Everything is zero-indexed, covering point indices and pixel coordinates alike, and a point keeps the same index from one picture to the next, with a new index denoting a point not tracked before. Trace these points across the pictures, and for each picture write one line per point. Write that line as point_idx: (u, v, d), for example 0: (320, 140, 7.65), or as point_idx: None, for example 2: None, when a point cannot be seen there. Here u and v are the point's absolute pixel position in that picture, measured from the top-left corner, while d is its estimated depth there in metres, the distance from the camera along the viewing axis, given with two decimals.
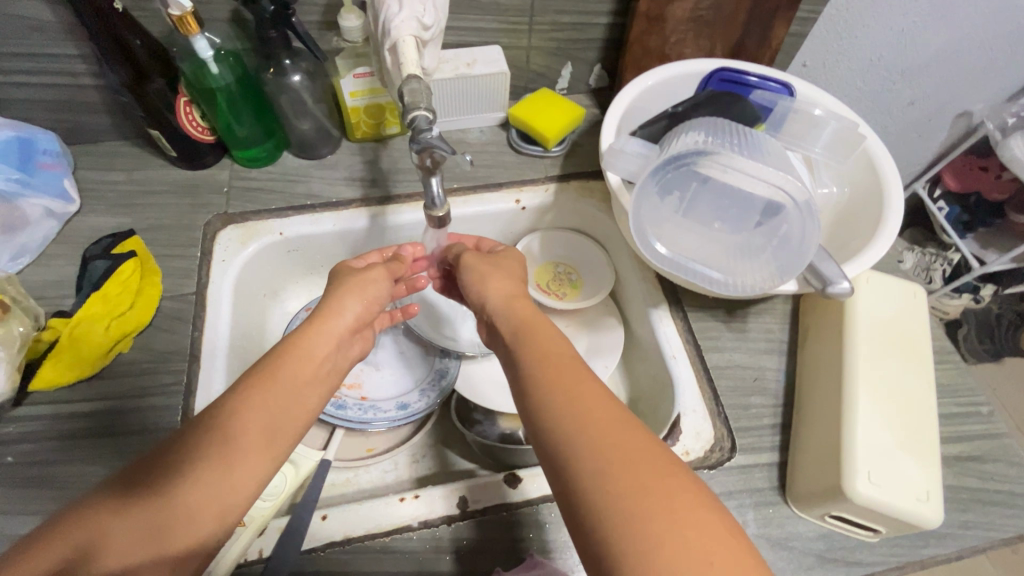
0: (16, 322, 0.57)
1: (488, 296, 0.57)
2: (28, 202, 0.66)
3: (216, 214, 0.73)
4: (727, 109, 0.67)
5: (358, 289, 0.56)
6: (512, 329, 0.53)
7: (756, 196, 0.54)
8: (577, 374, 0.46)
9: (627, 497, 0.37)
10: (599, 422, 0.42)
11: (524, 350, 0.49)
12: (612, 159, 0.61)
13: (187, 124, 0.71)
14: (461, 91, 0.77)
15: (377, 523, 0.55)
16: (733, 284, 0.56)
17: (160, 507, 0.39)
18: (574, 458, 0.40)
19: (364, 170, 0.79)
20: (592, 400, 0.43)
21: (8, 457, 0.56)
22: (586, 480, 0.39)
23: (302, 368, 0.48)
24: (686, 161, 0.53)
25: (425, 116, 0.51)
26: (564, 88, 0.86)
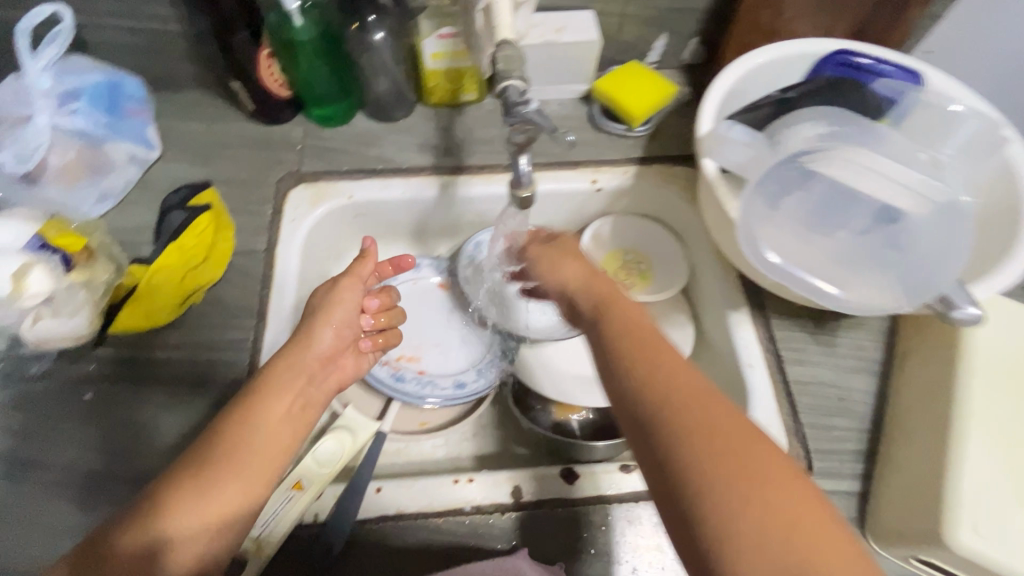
0: (102, 271, 0.59)
1: (567, 279, 0.54)
2: (113, 146, 0.67)
3: (288, 172, 0.73)
4: (846, 96, 0.60)
5: (329, 314, 0.57)
6: (592, 303, 0.50)
7: (864, 199, 0.52)
8: (659, 344, 0.43)
9: (719, 466, 0.35)
10: (687, 390, 0.39)
11: (609, 321, 0.47)
12: (716, 145, 0.55)
13: (266, 76, 0.70)
14: (546, 60, 0.72)
15: (431, 503, 0.55)
16: (855, 301, 0.50)
17: (184, 497, 0.43)
18: (659, 424, 0.38)
19: (437, 137, 0.76)
20: (673, 372, 0.40)
21: (89, 394, 0.59)
22: (674, 447, 0.36)
23: (272, 405, 0.50)
24: (808, 157, 0.53)
25: (518, 86, 0.48)
26: (655, 63, 0.79)
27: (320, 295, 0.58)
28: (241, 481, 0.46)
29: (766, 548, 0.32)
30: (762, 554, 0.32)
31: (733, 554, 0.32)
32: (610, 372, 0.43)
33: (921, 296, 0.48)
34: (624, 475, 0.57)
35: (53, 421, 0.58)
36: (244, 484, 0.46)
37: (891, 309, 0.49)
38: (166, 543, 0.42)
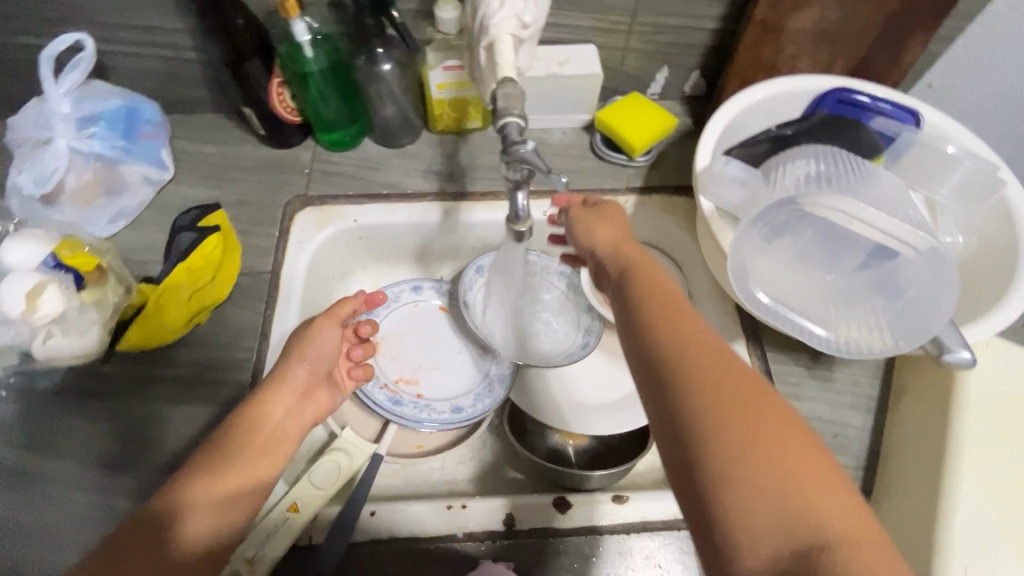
0: (111, 291, 0.60)
1: (597, 243, 0.55)
2: (129, 168, 0.70)
3: (296, 196, 0.75)
4: (842, 134, 0.61)
5: (302, 350, 0.59)
6: (618, 267, 0.51)
7: (857, 239, 0.51)
8: (678, 303, 0.44)
9: (726, 413, 0.36)
10: (699, 343, 0.40)
11: (633, 281, 0.48)
12: (711, 184, 0.58)
13: (276, 103, 0.72)
14: (550, 91, 0.74)
15: (424, 527, 0.56)
16: (844, 344, 0.51)
17: (206, 474, 0.49)
18: (669, 375, 0.39)
19: (442, 164, 0.78)
20: (688, 330, 0.42)
21: (93, 410, 0.60)
22: (683, 394, 0.37)
23: (256, 432, 0.53)
24: (799, 206, 0.51)
25: (517, 124, 0.50)
26: (657, 94, 0.81)
27: (297, 334, 0.61)
28: (247, 470, 0.51)
29: (766, 491, 0.33)
30: (762, 499, 0.33)
31: (727, 485, 0.33)
32: (627, 331, 0.44)
33: (913, 342, 0.49)
34: (616, 505, 0.57)
35: (61, 436, 0.59)
36: (256, 468, 0.51)
37: (883, 349, 0.50)
38: (188, 509, 0.46)
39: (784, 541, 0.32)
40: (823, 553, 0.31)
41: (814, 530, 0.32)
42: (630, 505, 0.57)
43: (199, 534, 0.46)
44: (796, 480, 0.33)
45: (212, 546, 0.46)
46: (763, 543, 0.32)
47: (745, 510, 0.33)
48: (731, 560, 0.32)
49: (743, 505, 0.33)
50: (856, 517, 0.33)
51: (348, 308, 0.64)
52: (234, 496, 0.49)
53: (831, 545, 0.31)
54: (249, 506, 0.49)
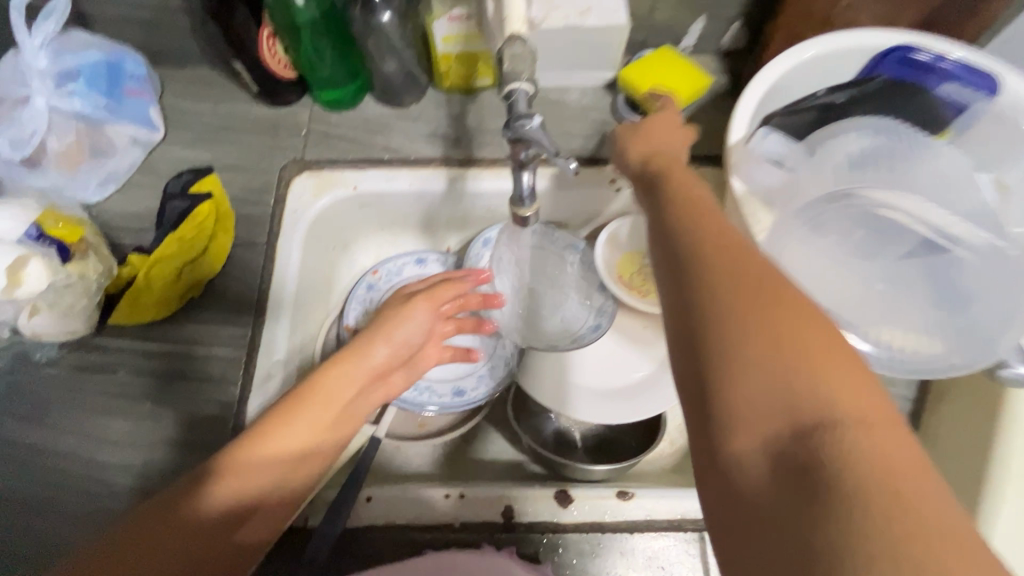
0: (93, 271, 0.57)
1: (631, 153, 0.48)
2: (114, 128, 0.65)
3: (292, 159, 0.70)
4: (900, 105, 0.57)
5: (390, 330, 0.59)
6: (649, 174, 0.45)
7: (900, 227, 0.49)
8: (700, 200, 0.40)
9: (733, 294, 0.33)
10: (718, 233, 0.36)
11: (664, 184, 0.43)
12: (748, 168, 0.52)
13: (269, 58, 0.66)
14: (568, 44, 0.66)
15: (420, 516, 0.54)
16: (892, 358, 0.47)
17: (252, 434, 0.48)
18: (681, 262, 0.36)
19: (448, 126, 0.72)
20: (710, 219, 0.37)
21: (87, 384, 0.59)
22: (691, 278, 0.34)
23: (329, 402, 0.52)
24: (846, 200, 0.50)
25: (525, 91, 0.44)
26: (689, 48, 0.72)
27: (390, 312, 0.61)
28: (301, 431, 0.50)
29: (768, 375, 0.30)
30: (762, 382, 0.30)
31: (727, 369, 0.31)
32: (649, 224, 0.41)
33: (970, 360, 0.45)
34: (620, 501, 0.54)
35: (55, 409, 0.58)
36: (316, 433, 0.51)
37: (931, 357, 0.47)
38: (240, 473, 0.46)
39: (781, 422, 0.29)
40: (826, 432, 0.28)
41: (820, 411, 0.29)
42: (635, 502, 0.54)
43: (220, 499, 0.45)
44: (807, 363, 0.30)
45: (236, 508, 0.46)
46: (758, 426, 0.30)
47: (743, 392, 0.30)
48: (724, 444, 0.31)
49: (742, 388, 0.30)
50: (869, 401, 0.29)
51: (450, 291, 0.64)
52: (281, 462, 0.49)
53: (837, 426, 0.28)
54: (302, 473, 0.50)
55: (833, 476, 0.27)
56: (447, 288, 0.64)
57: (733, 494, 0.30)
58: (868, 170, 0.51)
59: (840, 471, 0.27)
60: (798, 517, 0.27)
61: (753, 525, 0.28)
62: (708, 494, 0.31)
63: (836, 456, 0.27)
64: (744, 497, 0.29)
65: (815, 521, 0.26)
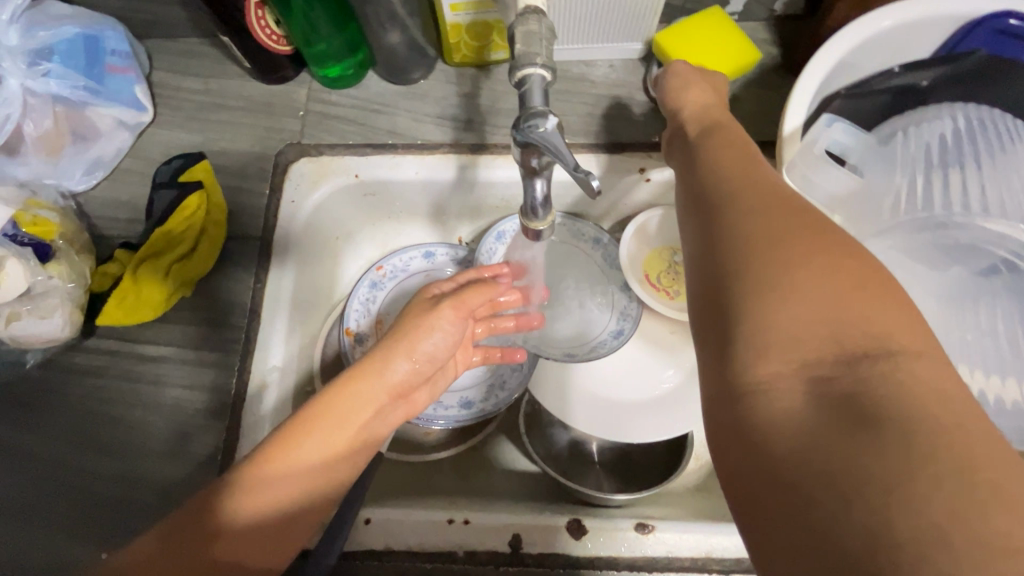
0: (68, 273, 0.54)
1: (685, 106, 0.42)
2: (97, 111, 0.60)
3: (289, 143, 0.64)
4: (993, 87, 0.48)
5: (412, 344, 0.50)
6: (698, 130, 0.40)
7: (993, 248, 0.42)
8: (745, 151, 0.36)
9: (773, 218, 0.29)
10: (761, 177, 0.32)
11: (707, 141, 0.38)
12: (813, 170, 0.43)
13: (260, 33, 0.60)
14: (594, 11, 0.57)
15: (423, 542, 0.50)
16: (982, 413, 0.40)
17: (276, 445, 0.42)
18: (716, 193, 0.33)
19: (459, 106, 0.64)
20: (753, 168, 0.33)
21: (79, 388, 0.56)
22: (728, 205, 0.31)
23: (351, 416, 0.46)
24: (948, 230, 0.43)
25: (540, 78, 0.37)
26: (736, 13, 0.63)
27: (413, 318, 0.52)
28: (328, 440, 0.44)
29: (814, 310, 0.26)
30: (808, 316, 0.26)
31: (767, 303, 0.27)
32: (684, 177, 0.37)
33: None
34: (638, 535, 0.49)
35: (47, 413, 0.55)
36: (334, 449, 0.45)
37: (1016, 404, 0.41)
38: (249, 485, 0.41)
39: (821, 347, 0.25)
40: (876, 363, 0.24)
41: (867, 340, 0.25)
42: (654, 537, 0.49)
43: (252, 503, 0.40)
44: (849, 289, 0.26)
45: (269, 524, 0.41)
46: (792, 351, 0.26)
47: (776, 313, 0.26)
48: (751, 376, 0.26)
49: (774, 307, 0.26)
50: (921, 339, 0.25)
51: (478, 298, 0.54)
52: (309, 471, 0.43)
53: (885, 355, 0.24)
54: (324, 495, 0.44)
55: (884, 402, 0.23)
56: (477, 294, 0.54)
57: (753, 428, 0.25)
58: (953, 166, 0.44)
59: (893, 403, 0.23)
60: (849, 449, 0.22)
61: (781, 464, 0.24)
62: (722, 432, 0.27)
63: (889, 395, 0.23)
64: (767, 432, 0.25)
65: (864, 448, 0.22)
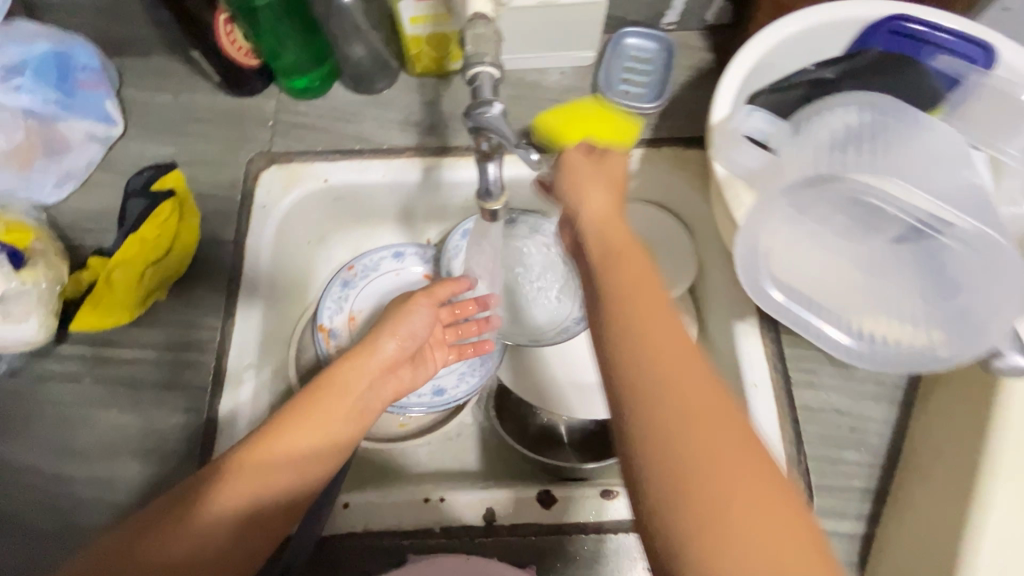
0: (42, 275, 0.54)
1: (584, 207, 0.45)
2: (68, 125, 0.62)
3: (259, 152, 0.67)
4: (901, 78, 0.52)
5: (396, 325, 0.55)
6: (604, 252, 0.42)
7: (886, 207, 0.43)
8: (653, 306, 0.38)
9: (697, 433, 0.32)
10: (673, 361, 0.35)
11: (613, 283, 0.39)
12: (728, 147, 0.49)
13: (227, 45, 0.63)
14: (543, 22, 0.62)
15: (400, 521, 0.52)
16: (885, 357, 0.45)
17: (255, 439, 0.45)
18: (636, 386, 0.34)
19: (422, 112, 0.69)
20: (666, 342, 0.36)
21: (54, 394, 0.57)
22: (652, 408, 0.33)
23: (330, 412, 0.48)
24: (832, 184, 0.44)
25: (489, 74, 0.41)
26: (673, 23, 0.69)
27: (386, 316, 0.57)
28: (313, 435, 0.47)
29: (737, 526, 0.30)
30: (735, 535, 0.30)
31: (700, 523, 0.30)
32: (600, 342, 0.38)
33: (965, 347, 0.42)
34: (604, 501, 0.53)
35: (20, 420, 0.56)
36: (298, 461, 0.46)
37: None
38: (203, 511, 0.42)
39: None
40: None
41: (781, 555, 0.30)
42: (619, 501, 0.53)
43: (230, 491, 0.43)
44: (763, 503, 0.31)
45: (241, 520, 0.43)
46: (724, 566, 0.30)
47: (709, 532, 0.30)
48: None
49: (708, 527, 0.30)
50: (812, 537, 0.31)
51: (447, 288, 0.60)
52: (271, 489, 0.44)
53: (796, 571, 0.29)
54: (290, 496, 0.45)
55: None
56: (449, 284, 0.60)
57: None
58: (852, 145, 0.46)
59: None
60: None
61: None
62: None
63: None
64: None
65: None
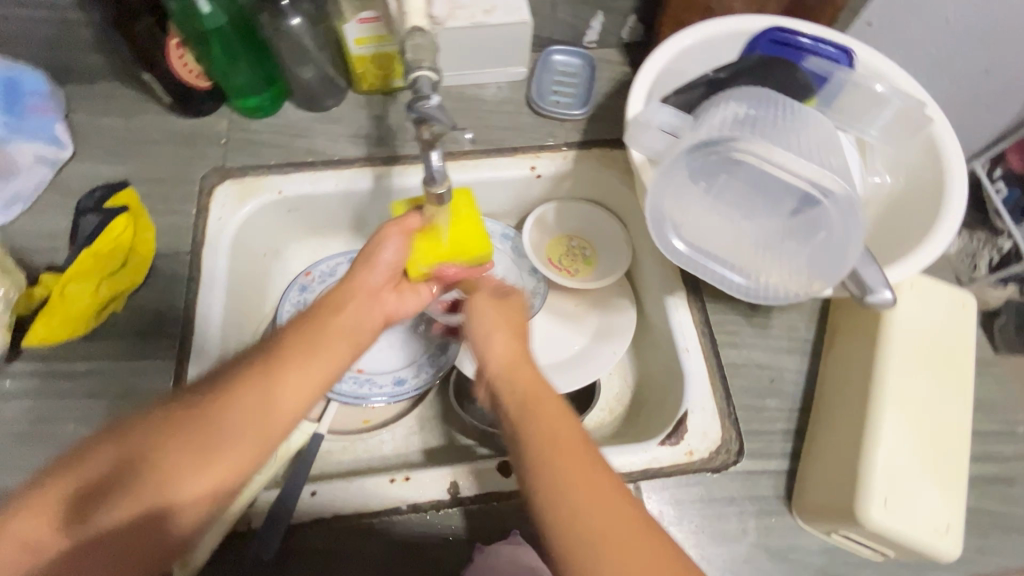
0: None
1: (490, 358, 0.50)
2: (17, 147, 0.64)
3: (213, 168, 0.70)
4: (780, 76, 0.60)
5: (372, 258, 0.54)
6: (516, 401, 0.46)
7: (770, 170, 0.48)
8: (571, 447, 0.43)
9: (603, 561, 0.38)
10: (595, 499, 0.40)
11: (529, 431, 0.44)
12: (637, 132, 0.56)
13: (180, 68, 0.66)
14: (478, 41, 0.69)
15: (366, 502, 0.55)
16: (771, 299, 0.53)
17: (227, 401, 0.43)
18: (557, 521, 0.40)
19: (370, 126, 0.73)
20: (589, 481, 0.41)
21: (6, 411, 0.57)
22: (572, 539, 0.39)
23: (316, 334, 0.48)
24: (716, 148, 0.49)
25: (429, 77, 0.46)
26: (593, 42, 0.78)
27: (360, 278, 0.54)
28: (293, 395, 0.45)
29: None
30: None
31: None
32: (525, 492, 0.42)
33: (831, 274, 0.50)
34: None
35: None
36: (282, 387, 0.45)
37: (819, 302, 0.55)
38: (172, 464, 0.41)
39: None
40: None
41: None
42: None
43: (196, 498, 0.41)
44: None
45: (215, 493, 0.42)
46: None
47: None
48: None
49: None
50: None
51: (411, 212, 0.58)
52: (248, 429, 0.43)
53: None
54: (273, 430, 0.44)
55: None
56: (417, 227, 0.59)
57: None
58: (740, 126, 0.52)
59: None
60: None
61: None
62: None
63: None
64: None
65: None
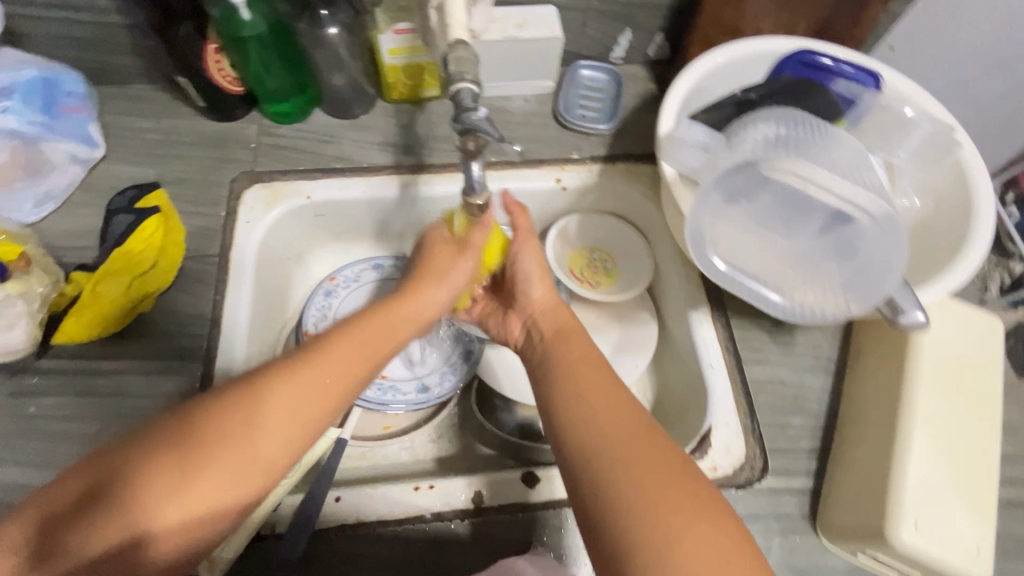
0: (36, 281, 0.56)
1: (534, 295, 0.58)
2: (51, 146, 0.65)
3: (242, 171, 0.70)
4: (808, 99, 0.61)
5: (442, 277, 0.55)
6: (552, 329, 0.55)
7: (812, 191, 0.48)
8: (587, 360, 0.50)
9: (604, 438, 0.43)
10: (601, 399, 0.46)
11: (555, 348, 0.52)
12: (671, 148, 0.56)
13: (216, 73, 0.67)
14: (510, 55, 0.70)
15: (390, 509, 0.54)
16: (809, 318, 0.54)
17: (235, 414, 0.40)
18: (562, 409, 0.46)
19: (398, 135, 0.74)
20: (601, 388, 0.47)
21: (32, 407, 0.57)
22: (575, 419, 0.45)
23: (341, 353, 0.46)
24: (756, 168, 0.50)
25: (471, 89, 0.45)
26: (620, 58, 0.79)
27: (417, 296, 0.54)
28: (296, 411, 0.42)
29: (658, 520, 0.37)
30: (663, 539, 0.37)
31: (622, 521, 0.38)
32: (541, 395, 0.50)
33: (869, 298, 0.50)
34: None
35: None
36: (293, 401, 0.42)
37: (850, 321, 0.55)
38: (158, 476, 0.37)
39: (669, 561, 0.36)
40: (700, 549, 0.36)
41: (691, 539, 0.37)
42: None
43: (178, 519, 0.37)
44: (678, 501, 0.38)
45: (203, 511, 0.38)
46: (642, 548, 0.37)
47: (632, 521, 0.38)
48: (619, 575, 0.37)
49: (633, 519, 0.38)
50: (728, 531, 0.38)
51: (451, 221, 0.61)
52: (253, 447, 0.40)
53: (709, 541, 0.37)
54: (281, 447, 0.41)
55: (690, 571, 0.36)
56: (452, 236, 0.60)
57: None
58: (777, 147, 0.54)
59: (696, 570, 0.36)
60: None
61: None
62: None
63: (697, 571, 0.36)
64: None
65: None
